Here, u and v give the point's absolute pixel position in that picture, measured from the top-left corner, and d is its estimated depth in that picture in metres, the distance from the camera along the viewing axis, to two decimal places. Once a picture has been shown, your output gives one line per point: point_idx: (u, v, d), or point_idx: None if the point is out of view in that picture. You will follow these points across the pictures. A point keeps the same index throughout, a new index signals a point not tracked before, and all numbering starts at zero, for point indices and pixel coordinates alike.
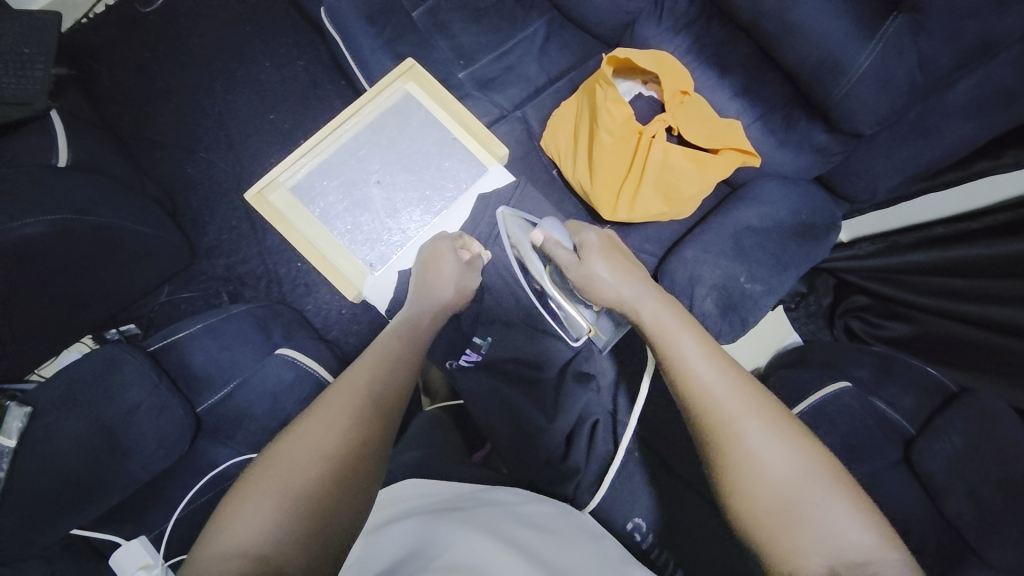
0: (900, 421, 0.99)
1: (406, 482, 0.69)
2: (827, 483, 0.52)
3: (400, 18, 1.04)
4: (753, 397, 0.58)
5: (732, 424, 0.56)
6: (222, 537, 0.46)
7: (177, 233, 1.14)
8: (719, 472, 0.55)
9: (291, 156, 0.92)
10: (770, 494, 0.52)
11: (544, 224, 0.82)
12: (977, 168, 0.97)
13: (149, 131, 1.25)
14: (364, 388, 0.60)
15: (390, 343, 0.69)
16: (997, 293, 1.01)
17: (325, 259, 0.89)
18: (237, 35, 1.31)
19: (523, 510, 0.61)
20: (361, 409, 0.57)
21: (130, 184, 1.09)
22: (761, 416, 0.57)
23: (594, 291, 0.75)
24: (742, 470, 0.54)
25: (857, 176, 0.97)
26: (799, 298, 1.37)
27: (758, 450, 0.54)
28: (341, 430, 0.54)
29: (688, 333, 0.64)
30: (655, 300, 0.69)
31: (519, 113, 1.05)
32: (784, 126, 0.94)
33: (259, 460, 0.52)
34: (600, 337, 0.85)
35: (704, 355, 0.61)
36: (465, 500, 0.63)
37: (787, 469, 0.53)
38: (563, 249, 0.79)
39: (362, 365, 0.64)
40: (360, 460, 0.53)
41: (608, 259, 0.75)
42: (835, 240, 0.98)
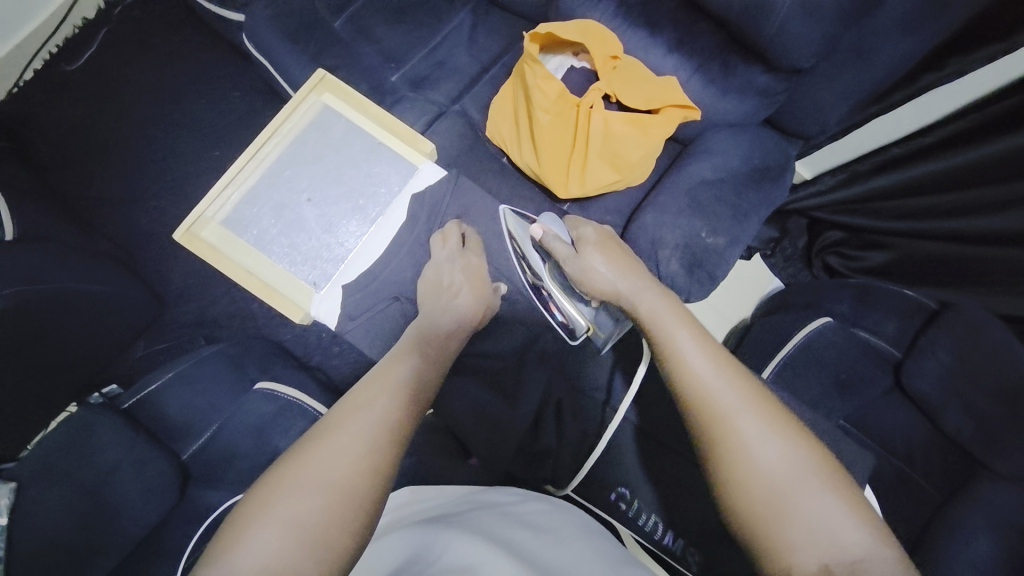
0: (886, 346, 1.02)
1: (400, 491, 0.68)
2: (825, 482, 0.51)
3: (321, 32, 1.02)
4: (751, 392, 0.57)
5: (730, 417, 0.55)
6: (223, 559, 0.45)
7: (140, 285, 1.12)
8: (715, 461, 0.55)
9: (215, 189, 0.89)
10: (768, 492, 0.52)
11: (544, 221, 0.82)
12: (923, 83, 0.95)
13: (95, 188, 1.23)
14: (385, 413, 0.57)
15: (416, 363, 0.66)
16: (966, 204, 1.00)
17: (268, 286, 0.87)
18: (167, 77, 1.29)
19: (518, 510, 0.60)
20: (375, 433, 0.55)
21: (83, 244, 1.07)
22: (761, 412, 0.55)
23: (589, 285, 0.74)
24: (739, 462, 0.53)
25: (804, 112, 0.96)
26: (774, 245, 1.36)
27: (757, 446, 0.53)
28: (355, 457, 0.52)
29: (685, 327, 0.63)
30: (653, 294, 0.68)
31: (458, 106, 1.04)
32: (723, 74, 0.93)
33: (268, 476, 0.51)
34: (600, 336, 0.80)
35: (706, 351, 0.60)
36: (457, 505, 0.61)
37: (786, 466, 0.52)
38: (560, 241, 0.79)
39: (384, 382, 0.62)
40: (370, 488, 0.51)
41: (605, 253, 0.74)
42: (791, 178, 0.97)
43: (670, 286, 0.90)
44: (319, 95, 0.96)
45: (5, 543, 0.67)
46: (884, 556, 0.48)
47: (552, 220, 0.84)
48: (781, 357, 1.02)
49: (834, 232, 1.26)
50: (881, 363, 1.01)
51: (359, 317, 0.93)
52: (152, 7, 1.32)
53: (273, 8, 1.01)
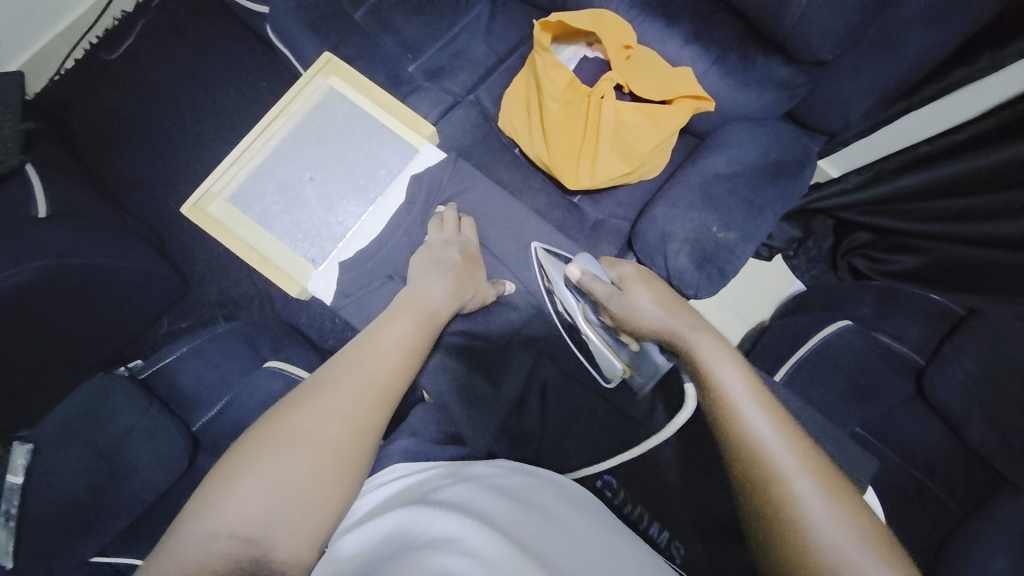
0: (907, 352, 0.97)
1: (397, 465, 0.65)
2: (890, 559, 0.44)
3: (342, 22, 1.04)
4: (809, 454, 0.50)
5: (788, 477, 0.48)
6: (210, 512, 0.46)
7: (165, 265, 1.17)
8: (770, 521, 0.47)
9: (221, 165, 0.87)
10: (826, 562, 0.44)
11: (580, 261, 0.76)
12: (956, 78, 0.93)
13: (128, 172, 1.29)
14: (378, 373, 0.59)
15: (406, 326, 0.66)
16: (1004, 207, 0.94)
17: (266, 261, 0.85)
18: (198, 66, 1.34)
19: (504, 482, 0.57)
20: (366, 394, 0.56)
21: (113, 224, 1.13)
22: (821, 475, 0.48)
23: (634, 323, 0.68)
24: (796, 523, 0.46)
25: (827, 106, 0.93)
26: (797, 245, 1.31)
27: (815, 506, 0.46)
28: (347, 415, 0.54)
29: (736, 367, 0.57)
30: (708, 337, 0.61)
31: (472, 96, 1.04)
32: (741, 65, 0.90)
33: (253, 430, 0.52)
34: (637, 379, 0.73)
35: (758, 398, 0.54)
36: (443, 477, 0.59)
37: (846, 536, 0.45)
38: (600, 283, 0.73)
39: (379, 343, 0.62)
40: (360, 449, 0.53)
41: (651, 289, 0.69)
42: (811, 174, 0.94)
43: (678, 281, 0.88)
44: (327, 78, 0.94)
45: (20, 501, 0.72)
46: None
47: (588, 259, 0.78)
48: (793, 359, 1.00)
49: (862, 233, 1.21)
50: (902, 370, 0.97)
51: (353, 296, 0.85)
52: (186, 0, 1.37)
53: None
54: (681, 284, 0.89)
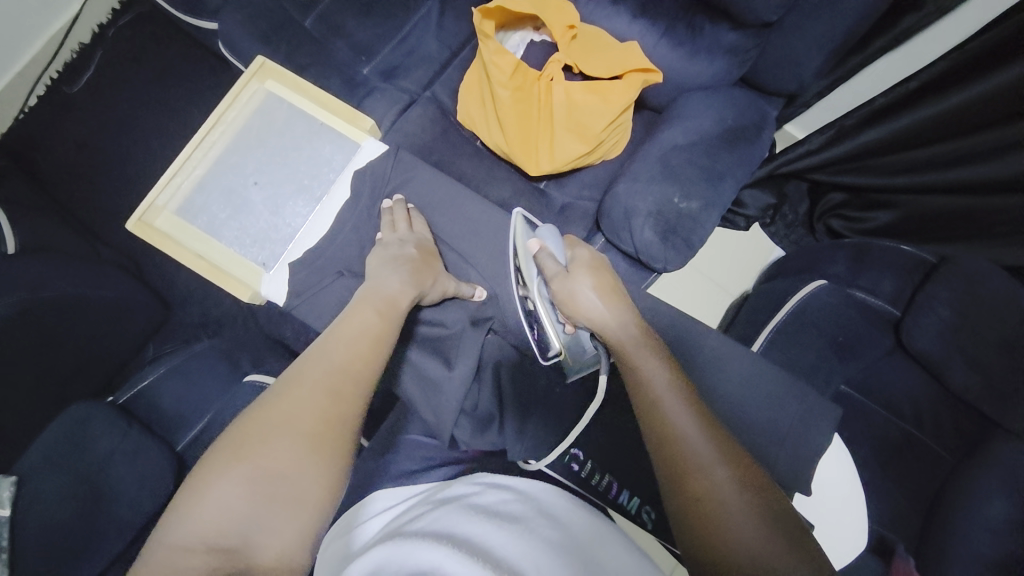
0: (882, 305, 0.98)
1: (381, 493, 0.67)
2: (796, 544, 0.47)
3: (293, 31, 1.04)
4: (730, 451, 0.53)
5: (701, 461, 0.51)
6: (186, 526, 0.46)
7: (144, 290, 1.17)
8: (688, 504, 0.50)
9: (164, 178, 0.85)
10: (744, 553, 0.46)
11: (541, 233, 0.74)
12: (903, 27, 0.93)
13: (100, 203, 1.29)
14: (345, 366, 0.58)
15: (368, 317, 0.64)
16: (965, 149, 0.95)
17: (218, 269, 0.83)
18: (162, 91, 1.34)
19: (482, 499, 0.58)
20: (336, 384, 0.56)
21: (88, 254, 1.13)
22: (733, 464, 0.52)
23: (575, 311, 0.67)
24: (706, 511, 0.49)
25: (779, 66, 0.92)
26: (773, 212, 1.31)
27: (727, 489, 0.49)
28: (317, 408, 0.53)
29: (658, 360, 0.61)
30: (636, 332, 0.63)
31: (429, 92, 1.04)
32: (689, 35, 0.90)
33: (226, 436, 0.51)
34: (570, 363, 0.74)
35: (685, 405, 0.56)
36: (422, 506, 0.59)
37: (757, 523, 0.48)
38: (554, 261, 0.70)
39: (343, 335, 0.61)
40: (337, 441, 0.53)
41: (596, 277, 0.67)
42: (768, 137, 0.94)
43: (645, 256, 0.88)
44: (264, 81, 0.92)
45: (9, 533, 0.70)
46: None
47: (550, 233, 0.75)
48: (773, 324, 1.00)
49: (835, 194, 1.21)
50: (880, 324, 0.97)
51: (306, 295, 0.80)
52: (141, 25, 1.37)
53: (245, 11, 1.04)
54: (649, 259, 0.89)
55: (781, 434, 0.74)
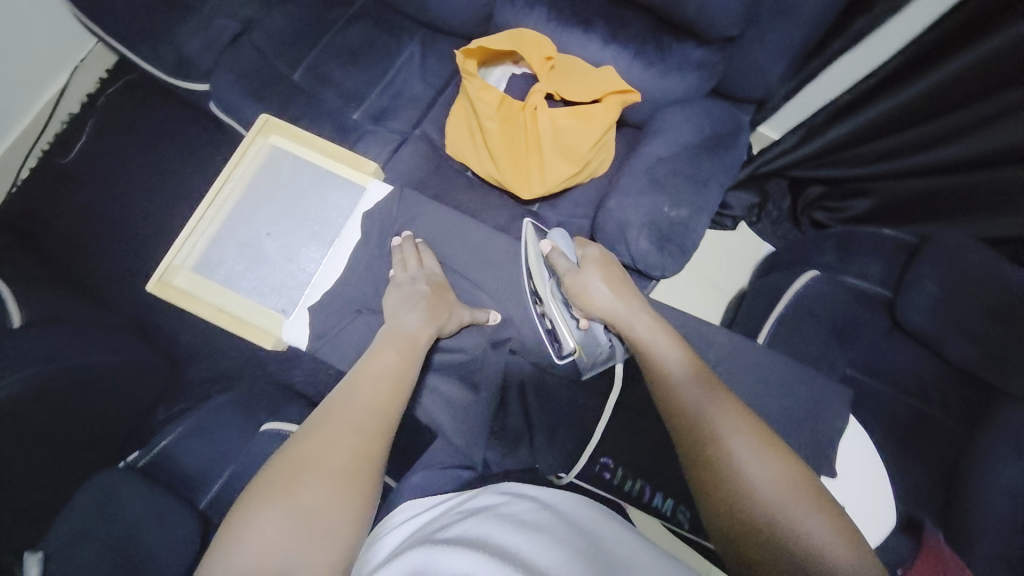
0: (874, 289, 1.01)
1: (407, 503, 0.65)
2: (814, 503, 0.50)
3: (283, 87, 1.09)
4: (746, 421, 0.56)
5: (719, 438, 0.55)
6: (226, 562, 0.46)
7: (151, 350, 1.18)
8: (708, 477, 0.54)
9: (180, 238, 0.87)
10: (767, 514, 0.50)
11: (552, 236, 0.80)
12: (856, 29, 1.00)
13: (100, 267, 1.30)
14: (371, 403, 0.60)
15: (389, 356, 0.68)
16: (930, 134, 1.00)
17: (239, 321, 0.85)
18: (155, 153, 1.37)
19: (509, 510, 0.58)
20: (363, 420, 0.58)
21: (94, 320, 1.14)
22: (750, 436, 0.55)
23: (589, 304, 0.73)
24: (724, 482, 0.52)
25: (747, 75, 0.98)
26: (758, 210, 1.36)
27: (743, 459, 0.53)
28: (347, 443, 0.55)
29: (667, 342, 0.66)
30: (648, 317, 0.69)
31: (418, 130, 1.08)
32: (659, 55, 0.96)
33: (262, 474, 0.53)
34: (585, 360, 0.77)
35: (700, 384, 0.60)
36: (448, 513, 0.59)
37: (775, 484, 0.51)
38: (567, 259, 0.77)
39: (367, 375, 0.64)
40: (367, 474, 0.54)
41: (605, 272, 0.74)
42: (745, 142, 0.99)
43: (643, 265, 0.91)
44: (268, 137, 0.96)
45: None
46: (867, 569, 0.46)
47: (560, 235, 0.81)
48: (772, 316, 1.03)
49: (815, 187, 1.26)
50: (875, 306, 1.01)
51: (326, 337, 0.83)
52: (130, 93, 1.41)
53: (235, 72, 1.08)
54: (647, 267, 0.92)
55: (794, 422, 0.76)
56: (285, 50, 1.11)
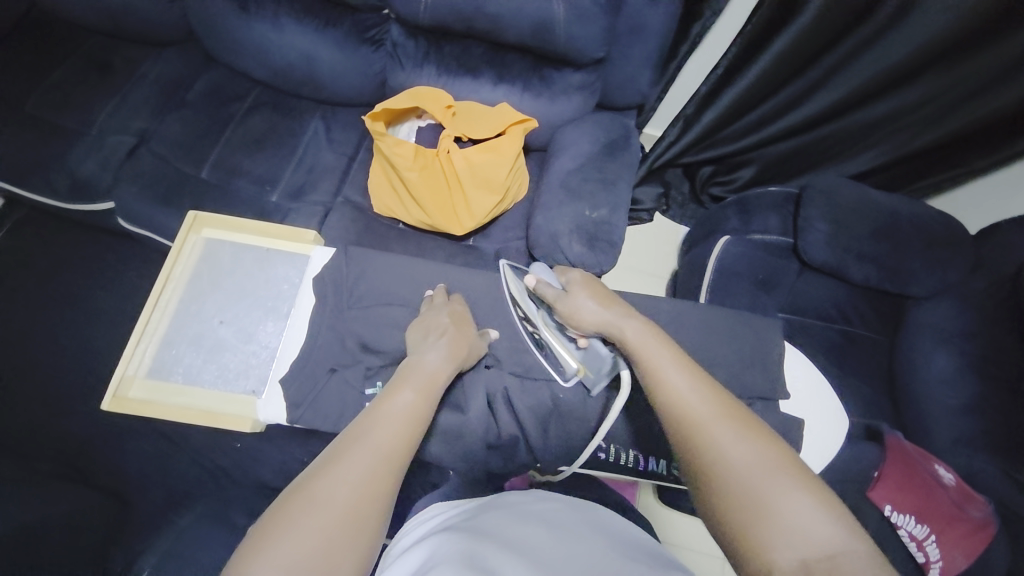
0: (778, 239, 1.16)
1: (434, 503, 0.72)
2: (800, 485, 0.50)
3: (192, 185, 1.08)
4: (726, 404, 0.58)
5: (697, 418, 0.57)
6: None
7: (95, 493, 1.04)
8: (693, 462, 0.55)
9: (128, 348, 0.84)
10: (743, 491, 0.51)
11: (535, 270, 0.82)
12: (695, 32, 1.14)
13: (3, 422, 1.13)
14: (385, 445, 0.56)
15: (406, 395, 0.62)
16: (783, 102, 1.20)
17: (209, 412, 0.81)
18: (53, 282, 1.26)
19: (528, 508, 0.64)
20: (376, 462, 0.55)
21: (16, 476, 0.99)
22: (730, 419, 0.56)
23: (581, 323, 0.72)
24: (710, 467, 0.54)
25: (622, 87, 1.12)
26: (666, 199, 1.51)
27: (730, 449, 0.54)
28: (354, 486, 0.52)
29: (661, 346, 0.64)
30: (637, 322, 0.68)
31: (341, 197, 1.11)
32: (544, 85, 1.07)
33: (269, 510, 0.51)
34: (591, 376, 0.79)
35: (684, 371, 0.61)
36: (471, 508, 0.65)
37: (751, 464, 0.52)
38: (552, 288, 0.77)
39: (380, 415, 0.59)
40: (372, 514, 0.52)
41: (590, 289, 0.74)
42: (637, 143, 1.11)
43: (580, 266, 0.98)
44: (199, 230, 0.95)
45: None
46: (852, 549, 0.46)
47: (542, 268, 0.83)
48: (705, 282, 1.14)
49: (705, 168, 1.43)
50: (783, 252, 1.15)
51: (304, 402, 0.78)
52: (23, 230, 1.29)
53: (138, 181, 1.06)
54: (585, 267, 0.99)
55: (742, 363, 0.84)
56: (187, 151, 1.11)
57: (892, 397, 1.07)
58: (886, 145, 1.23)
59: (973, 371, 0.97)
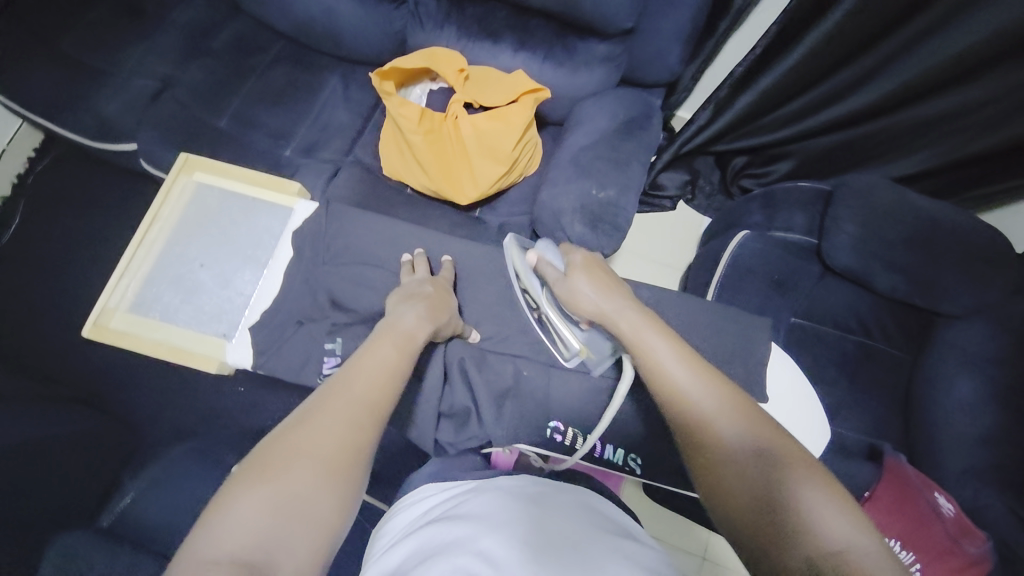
0: (801, 239, 1.08)
1: (425, 485, 0.67)
2: (806, 478, 0.48)
3: (210, 133, 1.10)
4: (726, 396, 0.56)
5: (699, 412, 0.55)
6: (204, 539, 0.41)
7: (107, 418, 1.12)
8: (704, 472, 0.54)
9: (112, 281, 0.88)
10: (745, 486, 0.50)
11: (538, 247, 0.77)
12: (737, 8, 1.05)
13: (33, 343, 1.22)
14: (364, 397, 0.54)
15: (385, 350, 0.61)
16: (829, 91, 1.11)
17: (181, 350, 0.85)
18: (85, 218, 1.33)
19: (522, 494, 0.59)
20: (358, 413, 0.53)
21: (38, 394, 1.07)
22: (734, 414, 0.55)
23: (579, 308, 0.69)
24: (709, 460, 0.53)
25: (650, 62, 1.05)
26: (693, 187, 1.43)
27: (739, 453, 0.52)
28: (336, 434, 0.50)
29: (659, 338, 0.62)
30: (635, 310, 0.65)
31: (351, 157, 1.11)
32: (567, 55, 1.02)
33: (248, 458, 0.48)
34: (593, 358, 0.75)
35: (682, 363, 0.59)
36: (464, 492, 0.60)
37: (751, 457, 0.51)
38: (554, 268, 0.73)
39: (358, 368, 0.58)
40: (354, 465, 0.49)
41: (591, 274, 0.69)
42: (658, 123, 1.05)
43: (581, 247, 0.95)
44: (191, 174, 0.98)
45: None
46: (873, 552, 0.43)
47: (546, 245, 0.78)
48: (716, 276, 1.09)
49: (739, 158, 1.35)
50: (805, 253, 1.08)
51: (270, 351, 0.81)
52: (61, 167, 1.36)
53: (160, 126, 1.09)
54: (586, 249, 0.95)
55: (729, 361, 0.80)
56: (208, 99, 1.13)
57: (905, 418, 0.99)
58: (940, 147, 1.11)
59: (998, 401, 0.89)
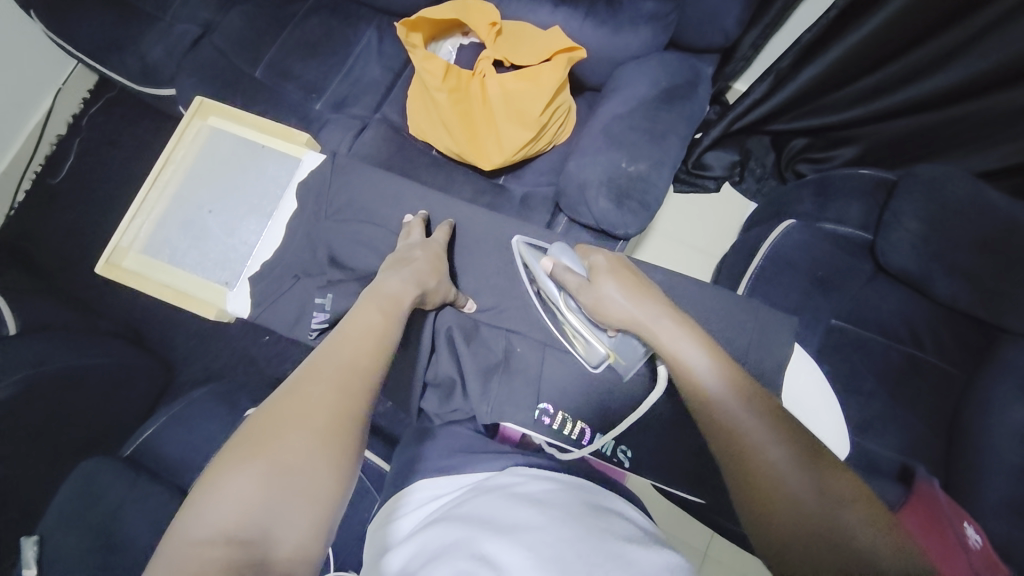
0: (855, 233, 0.98)
1: (425, 482, 0.63)
2: (856, 506, 0.43)
3: (246, 83, 1.11)
4: (770, 413, 0.50)
5: (748, 442, 0.48)
6: (198, 519, 0.41)
7: (146, 353, 1.20)
8: (742, 489, 0.47)
9: (125, 221, 0.92)
10: (803, 526, 0.43)
11: (553, 252, 0.71)
12: None
13: (86, 276, 1.32)
14: (351, 363, 0.52)
15: (372, 317, 0.59)
16: (912, 66, 0.97)
17: (186, 295, 0.88)
18: (133, 161, 1.39)
19: (525, 489, 0.55)
20: (348, 381, 0.51)
21: (85, 324, 1.16)
22: (786, 441, 0.48)
23: (606, 316, 0.63)
24: (766, 496, 0.45)
25: (702, 24, 0.95)
26: (741, 169, 1.31)
27: (790, 485, 0.45)
28: (326, 402, 0.48)
29: (691, 339, 0.56)
30: (672, 319, 0.58)
31: (379, 114, 1.08)
32: (610, 12, 0.93)
33: (239, 433, 0.46)
34: (623, 363, 0.69)
35: (726, 382, 0.52)
36: (467, 491, 0.57)
37: (805, 491, 0.44)
38: (573, 273, 0.67)
39: (344, 336, 0.56)
40: (349, 434, 0.47)
41: (618, 277, 0.63)
42: (705, 94, 0.96)
43: (604, 224, 0.89)
44: (204, 121, 0.99)
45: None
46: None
47: (562, 248, 0.72)
48: (751, 267, 1.01)
49: (798, 140, 1.22)
50: (856, 250, 0.98)
51: (267, 303, 0.82)
52: (113, 110, 1.42)
53: (199, 73, 1.11)
54: (610, 226, 0.90)
55: (749, 359, 0.75)
56: (245, 47, 1.12)
57: (948, 441, 0.89)
58: None
59: None
